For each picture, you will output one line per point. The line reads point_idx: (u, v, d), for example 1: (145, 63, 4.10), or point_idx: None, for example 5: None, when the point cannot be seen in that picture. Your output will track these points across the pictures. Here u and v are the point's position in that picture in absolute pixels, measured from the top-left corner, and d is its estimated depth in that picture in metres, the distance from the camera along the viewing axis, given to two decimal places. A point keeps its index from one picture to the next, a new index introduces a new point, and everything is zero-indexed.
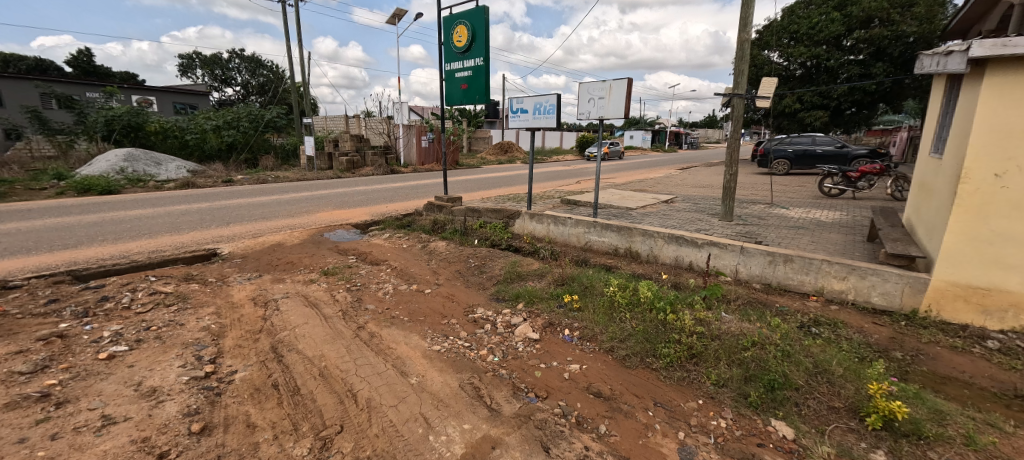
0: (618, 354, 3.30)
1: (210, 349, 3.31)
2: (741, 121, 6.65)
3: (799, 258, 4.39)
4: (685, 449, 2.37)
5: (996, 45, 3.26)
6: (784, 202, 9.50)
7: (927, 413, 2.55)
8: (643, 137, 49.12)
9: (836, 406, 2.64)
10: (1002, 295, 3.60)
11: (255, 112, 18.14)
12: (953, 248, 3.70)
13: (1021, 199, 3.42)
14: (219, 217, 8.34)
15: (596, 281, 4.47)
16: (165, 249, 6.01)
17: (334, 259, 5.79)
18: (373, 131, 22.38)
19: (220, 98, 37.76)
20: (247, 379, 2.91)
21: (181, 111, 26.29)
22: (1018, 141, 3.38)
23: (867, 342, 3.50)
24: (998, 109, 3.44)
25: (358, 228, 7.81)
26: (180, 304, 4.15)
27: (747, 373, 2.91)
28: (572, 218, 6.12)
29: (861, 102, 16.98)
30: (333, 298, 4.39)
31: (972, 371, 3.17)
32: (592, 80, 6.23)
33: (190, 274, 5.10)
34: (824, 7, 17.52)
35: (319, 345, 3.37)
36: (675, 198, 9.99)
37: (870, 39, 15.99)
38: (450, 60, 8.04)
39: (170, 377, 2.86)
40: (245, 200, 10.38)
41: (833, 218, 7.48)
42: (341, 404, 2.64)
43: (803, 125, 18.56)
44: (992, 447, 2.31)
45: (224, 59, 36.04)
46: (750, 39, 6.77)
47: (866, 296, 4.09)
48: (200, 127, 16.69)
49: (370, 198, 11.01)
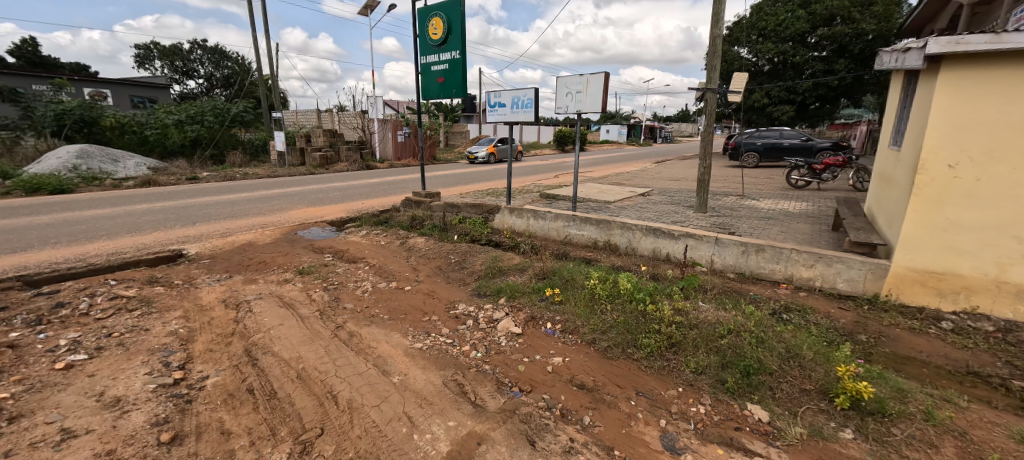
0: (600, 346, 3.35)
1: (179, 355, 3.17)
2: (715, 115, 6.80)
3: (770, 247, 4.56)
4: (667, 436, 2.43)
5: (951, 43, 3.43)
6: (755, 194, 9.82)
7: (890, 391, 2.69)
8: (620, 131, 49.75)
9: (807, 389, 2.75)
10: (956, 279, 3.81)
11: (221, 106, 17.41)
12: (912, 236, 3.91)
13: (974, 188, 3.63)
14: (184, 216, 7.99)
15: (576, 274, 4.51)
16: (126, 251, 5.72)
17: (309, 258, 5.64)
18: (347, 126, 21.88)
19: (181, 91, 36.05)
20: (220, 385, 2.81)
21: (138, 105, 25.01)
22: (970, 133, 3.59)
23: (834, 326, 3.67)
24: (952, 105, 3.63)
25: (333, 226, 7.63)
26: (144, 309, 3.96)
27: (723, 360, 3.00)
28: (552, 211, 6.14)
29: (825, 97, 17.67)
30: (309, 298, 4.28)
31: (929, 351, 3.36)
32: (570, 74, 6.24)
33: (154, 276, 4.87)
34: (790, 4, 18.07)
35: (295, 346, 3.28)
36: (652, 191, 10.18)
37: (832, 36, 16.64)
38: (425, 53, 7.91)
39: (136, 385, 2.73)
40: (213, 198, 9.97)
41: (801, 209, 7.77)
42: (320, 406, 2.59)
43: (771, 119, 19.18)
44: (949, 422, 2.46)
45: (185, 50, 34.37)
46: (722, 34, 6.92)
47: (833, 283, 4.28)
48: (160, 121, 15.95)
49: (345, 194, 10.77)
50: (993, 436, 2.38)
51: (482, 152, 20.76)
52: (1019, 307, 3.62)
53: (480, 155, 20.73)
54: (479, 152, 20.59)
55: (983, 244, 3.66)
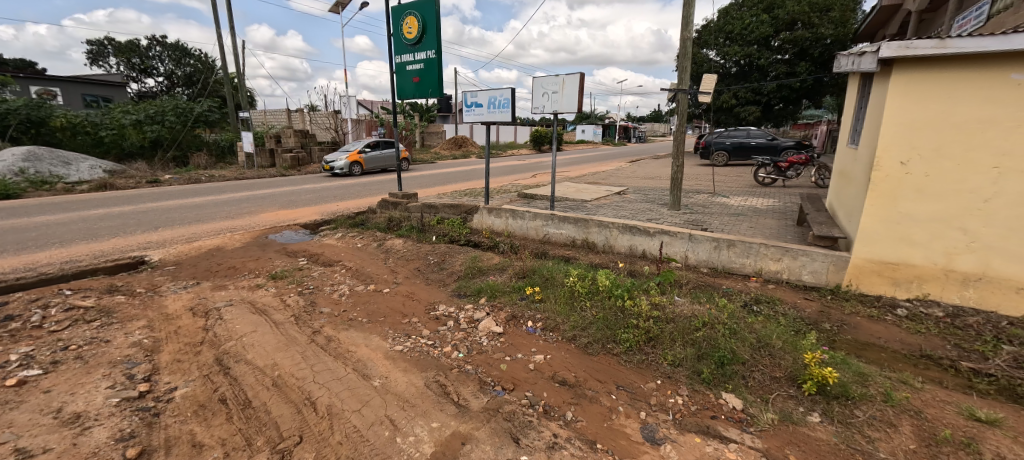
0: (580, 342, 3.42)
1: (144, 367, 3.04)
2: (687, 115, 7.01)
3: (740, 242, 4.74)
4: (647, 427, 2.50)
5: (901, 47, 3.64)
6: (725, 191, 10.15)
7: (852, 376, 2.86)
8: (594, 131, 50.34)
9: (777, 376, 2.88)
10: (909, 269, 4.07)
11: (183, 106, 16.71)
12: (869, 229, 4.15)
13: (923, 183, 3.88)
14: (146, 221, 7.65)
15: (555, 272, 4.57)
16: (82, 260, 5.43)
17: (282, 262, 5.50)
18: (320, 127, 21.41)
19: (138, 90, 34.36)
20: (190, 396, 2.71)
21: (92, 104, 23.69)
22: (919, 132, 3.83)
23: (801, 316, 3.86)
24: (903, 105, 3.86)
25: (307, 229, 7.46)
26: (104, 319, 3.78)
27: (699, 351, 3.11)
28: (530, 211, 6.19)
29: (788, 98, 18.39)
30: (284, 303, 4.18)
31: (887, 337, 3.57)
32: (545, 75, 6.30)
33: (114, 285, 4.65)
34: (755, 9, 18.75)
35: (270, 353, 3.20)
36: (627, 189, 10.38)
37: (794, 40, 17.36)
38: (400, 52, 7.82)
39: (97, 400, 2.61)
40: (177, 202, 9.58)
41: (768, 205, 8.10)
42: (299, 414, 2.54)
43: (739, 119, 19.82)
44: (905, 402, 2.63)
45: (142, 47, 32.75)
46: (692, 36, 7.13)
47: (798, 275, 4.50)
48: (117, 121, 15.20)
49: (319, 196, 10.54)
50: (944, 413, 2.56)
51: (341, 161, 15.06)
52: (966, 293, 3.89)
53: (336, 164, 15.03)
54: (335, 159, 14.95)
55: (932, 235, 3.92)
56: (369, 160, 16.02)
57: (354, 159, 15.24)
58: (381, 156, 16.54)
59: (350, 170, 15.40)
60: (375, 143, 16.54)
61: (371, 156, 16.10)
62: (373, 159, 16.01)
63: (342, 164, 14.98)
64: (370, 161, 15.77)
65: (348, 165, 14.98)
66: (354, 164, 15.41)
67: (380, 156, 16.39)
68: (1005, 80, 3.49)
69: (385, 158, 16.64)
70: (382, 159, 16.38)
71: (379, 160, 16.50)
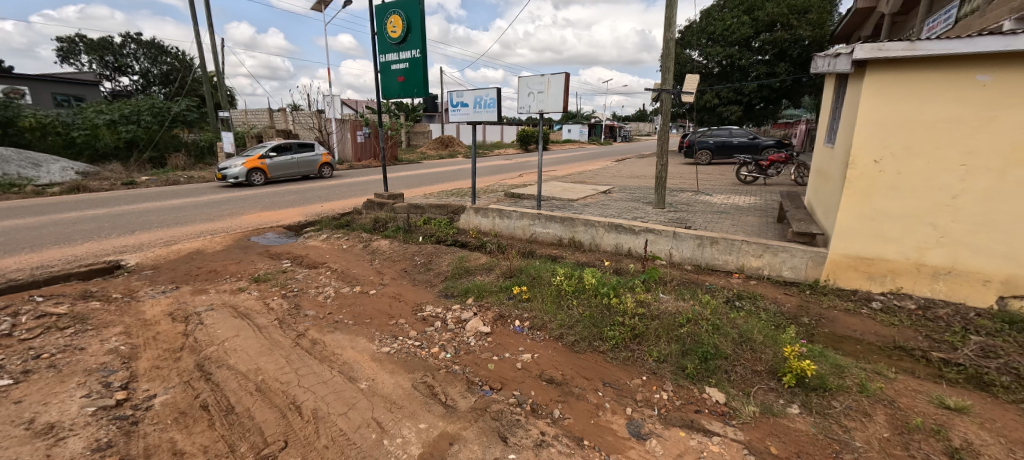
0: (567, 340, 3.45)
1: (120, 374, 2.97)
2: (670, 115, 7.11)
3: (723, 240, 4.84)
4: (633, 423, 2.54)
5: (873, 49, 3.77)
6: (708, 189, 10.33)
7: (829, 367, 2.95)
8: (580, 130, 50.56)
9: (758, 370, 2.95)
10: (882, 264, 4.21)
11: (160, 105, 16.25)
12: (845, 226, 4.29)
13: (896, 181, 4.01)
14: (122, 224, 7.44)
15: (542, 271, 4.60)
16: (54, 265, 5.26)
17: (265, 265, 5.42)
18: (303, 126, 21.09)
19: (112, 89, 33.33)
20: (171, 403, 2.66)
21: (63, 104, 22.93)
22: (892, 131, 3.96)
23: (781, 310, 3.96)
24: (877, 105, 3.98)
25: (291, 230, 7.36)
26: (78, 327, 3.67)
27: (683, 347, 3.17)
28: (517, 211, 6.21)
29: (768, 98, 18.77)
30: (267, 307, 4.11)
31: (863, 329, 3.69)
32: (531, 74, 6.33)
33: (88, 291, 4.52)
34: (736, 10, 19.06)
35: (253, 357, 3.16)
36: (613, 189, 10.47)
37: (774, 41, 17.75)
38: (385, 51, 7.76)
39: (71, 410, 2.54)
40: (155, 204, 9.35)
41: (749, 203, 8.28)
42: (283, 418, 2.51)
43: (721, 118, 20.15)
44: (880, 392, 2.73)
45: (116, 45, 31.79)
46: (675, 37, 7.22)
47: (779, 270, 4.62)
48: (90, 122, 14.76)
49: (303, 197, 10.40)
50: (915, 402, 2.67)
51: (236, 167, 12.22)
52: (936, 286, 4.04)
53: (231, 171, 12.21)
54: (230, 166, 12.16)
55: (905, 231, 4.05)
56: (277, 166, 13.22)
57: (254, 165, 12.45)
58: (294, 161, 13.75)
59: (250, 179, 12.59)
60: (289, 146, 13.73)
61: (279, 161, 13.29)
62: (282, 165, 13.22)
63: (237, 171, 12.12)
64: (277, 167, 12.96)
65: (245, 173, 12.17)
66: (255, 171, 12.60)
67: (292, 161, 13.58)
68: (972, 81, 3.63)
69: (301, 164, 13.80)
70: (295, 165, 13.56)
71: (292, 167, 13.65)
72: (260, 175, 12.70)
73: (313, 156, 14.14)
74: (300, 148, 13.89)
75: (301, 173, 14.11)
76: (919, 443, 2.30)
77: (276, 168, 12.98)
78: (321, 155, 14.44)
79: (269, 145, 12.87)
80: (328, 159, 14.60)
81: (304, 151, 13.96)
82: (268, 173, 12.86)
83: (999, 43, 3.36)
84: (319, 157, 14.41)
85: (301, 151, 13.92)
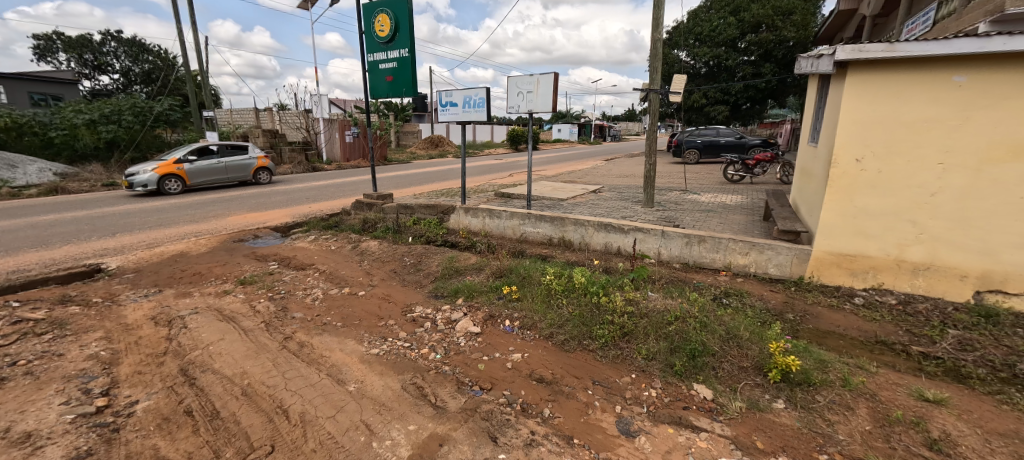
0: (557, 339, 3.47)
1: (101, 380, 2.91)
2: (658, 114, 7.16)
3: (710, 238, 4.90)
4: (622, 421, 2.56)
5: (854, 50, 3.85)
6: (696, 188, 10.45)
7: (813, 363, 3.00)
8: (570, 130, 50.74)
9: (745, 366, 2.99)
10: (864, 260, 4.30)
11: (141, 104, 15.79)
12: (828, 224, 4.37)
13: (877, 179, 4.10)
14: (102, 227, 7.27)
15: (532, 271, 4.61)
16: (31, 269, 5.13)
17: (252, 267, 5.35)
18: (290, 126, 20.83)
19: (91, 88, 32.54)
20: (153, 409, 2.60)
21: (40, 103, 22.33)
22: (872, 131, 4.05)
23: (767, 307, 4.03)
24: (858, 105, 4.07)
25: (278, 232, 7.27)
26: (57, 332, 3.59)
27: (671, 345, 3.20)
28: (507, 210, 6.21)
29: (754, 98, 19.06)
30: (253, 310, 4.05)
31: (846, 325, 3.77)
32: (520, 74, 6.34)
33: (67, 295, 4.42)
34: (722, 11, 19.35)
35: (239, 361, 3.12)
36: (603, 188, 10.53)
37: (759, 42, 18.02)
38: (372, 51, 7.70)
39: (49, 418, 2.48)
40: (137, 206, 9.15)
41: (737, 202, 8.39)
42: (270, 422, 2.48)
43: (709, 118, 20.38)
44: (862, 386, 2.78)
45: (95, 42, 31.06)
46: (662, 38, 7.29)
47: (765, 268, 4.69)
48: (68, 121, 14.39)
49: (290, 198, 10.27)
50: (896, 395, 2.73)
51: (146, 173, 10.40)
52: (916, 282, 4.14)
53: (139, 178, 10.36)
54: (139, 172, 10.33)
55: (885, 228, 4.15)
56: (199, 172, 11.39)
57: (167, 171, 10.61)
58: (223, 166, 11.94)
59: (164, 187, 10.73)
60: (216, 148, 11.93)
61: (203, 166, 11.46)
62: (205, 171, 11.38)
63: (146, 178, 10.29)
64: (199, 173, 11.12)
65: (156, 180, 10.33)
66: (170, 178, 10.72)
67: (219, 165, 11.76)
68: (949, 81, 3.72)
69: (232, 168, 11.99)
70: (223, 170, 11.76)
71: (220, 172, 11.81)
72: (176, 182, 10.82)
73: (247, 160, 12.36)
74: (231, 151, 12.11)
75: (233, 180, 12.28)
76: (899, 435, 2.36)
77: (197, 173, 11.13)
78: (257, 158, 12.69)
79: (189, 147, 11.08)
80: (266, 162, 12.85)
81: (236, 154, 12.18)
82: (187, 179, 11.01)
83: (974, 45, 3.45)
84: (254, 160, 12.64)
85: (232, 153, 12.12)
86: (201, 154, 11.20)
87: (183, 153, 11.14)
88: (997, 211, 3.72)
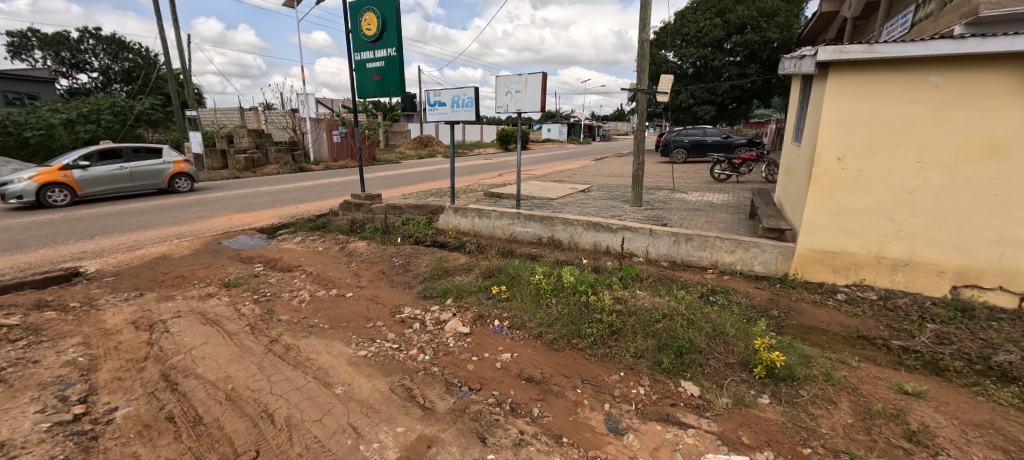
0: (546, 339, 3.47)
1: (79, 387, 2.83)
2: (645, 114, 7.22)
3: (697, 236, 4.95)
4: (611, 419, 2.58)
5: (835, 51, 3.92)
6: (684, 187, 10.56)
7: (797, 358, 3.05)
8: (560, 130, 50.91)
9: (731, 362, 3.03)
10: (846, 257, 4.39)
11: (121, 103, 15.47)
12: (811, 222, 4.45)
13: (857, 178, 4.19)
14: (81, 229, 7.08)
15: (521, 270, 4.62)
16: (6, 273, 4.97)
17: (236, 269, 5.26)
18: (276, 126, 20.54)
19: (69, 87, 31.68)
20: (133, 416, 2.54)
21: (15, 102, 21.66)
22: (853, 130, 4.13)
23: (752, 304, 4.09)
24: (839, 105, 4.14)
25: (263, 233, 7.16)
26: (32, 338, 3.48)
27: (659, 342, 3.23)
28: (496, 210, 6.20)
29: (740, 98, 19.33)
30: (238, 313, 3.98)
31: (829, 320, 3.84)
32: (508, 74, 6.34)
33: (43, 300, 4.29)
34: (708, 12, 19.60)
35: (222, 365, 3.06)
36: (592, 187, 10.58)
37: (744, 43, 18.29)
38: (360, 50, 7.63)
39: (24, 427, 2.40)
40: (117, 207, 8.94)
41: (723, 200, 8.50)
42: (255, 427, 2.44)
43: (696, 118, 20.60)
44: (844, 380, 2.84)
45: (73, 40, 30.23)
46: (649, 38, 7.35)
47: (750, 265, 4.76)
48: (44, 121, 13.98)
49: (276, 199, 10.12)
50: (877, 388, 2.79)
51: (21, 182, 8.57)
52: (895, 278, 4.24)
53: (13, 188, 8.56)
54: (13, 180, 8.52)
55: (866, 226, 4.24)
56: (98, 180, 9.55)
57: (49, 179, 8.77)
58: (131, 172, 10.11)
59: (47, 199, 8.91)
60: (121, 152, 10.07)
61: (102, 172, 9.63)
62: (104, 178, 9.56)
63: (19, 188, 8.46)
64: (94, 182, 9.30)
65: (31, 190, 8.51)
66: (54, 188, 8.88)
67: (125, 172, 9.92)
68: (925, 82, 3.81)
69: (142, 175, 10.18)
70: (130, 177, 9.94)
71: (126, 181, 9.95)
72: (63, 193, 9.00)
73: (162, 165, 10.52)
74: (138, 155, 10.23)
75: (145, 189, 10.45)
76: (880, 428, 2.41)
77: (91, 182, 9.32)
78: (174, 163, 10.88)
79: (81, 150, 9.26)
80: (186, 167, 11.05)
81: (148, 159, 10.34)
82: (79, 189, 9.19)
83: (950, 47, 3.53)
84: (171, 165, 10.82)
85: (143, 158, 10.30)
86: (97, 159, 9.37)
87: (76, 157, 9.32)
88: (972, 209, 3.83)
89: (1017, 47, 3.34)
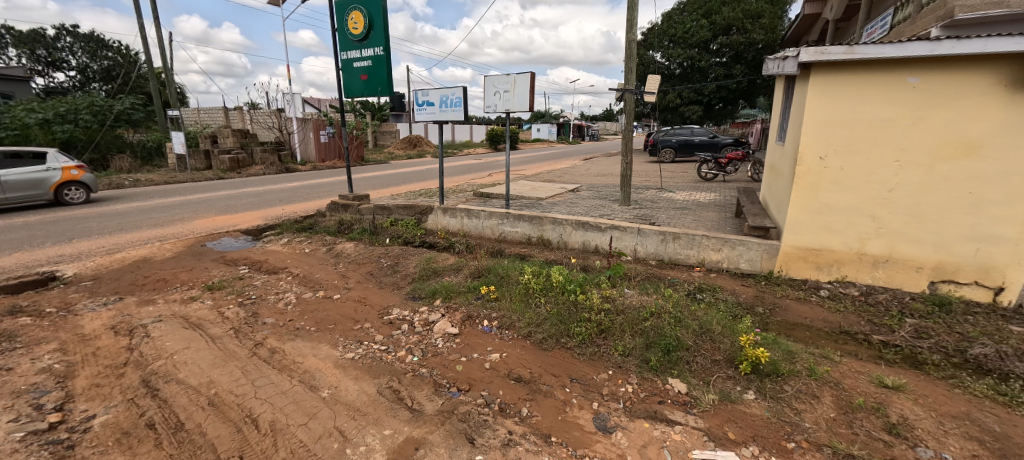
0: (535, 338, 3.48)
1: (55, 395, 2.75)
2: (633, 114, 7.27)
3: (684, 235, 5.01)
4: (599, 417, 2.59)
5: (816, 52, 4.00)
6: (672, 186, 10.68)
7: (782, 354, 3.10)
8: (549, 130, 51.06)
9: (717, 359, 3.07)
10: (829, 254, 4.47)
11: (100, 103, 15.11)
12: (794, 220, 4.53)
13: (838, 177, 4.28)
14: (57, 232, 6.88)
15: (510, 270, 4.62)
16: None
17: (220, 272, 5.17)
18: (261, 126, 20.23)
19: (45, 86, 30.76)
20: (112, 424, 2.48)
21: None
22: (835, 129, 4.21)
23: (738, 301, 4.15)
24: (821, 105, 4.22)
25: (249, 235, 7.05)
26: (5, 345, 3.37)
27: (647, 340, 3.25)
28: (485, 210, 6.20)
29: (726, 98, 19.60)
30: (221, 316, 3.91)
31: (812, 317, 3.91)
32: (496, 74, 6.33)
33: (17, 306, 4.16)
34: (695, 13, 19.84)
35: (205, 370, 3.01)
36: (581, 187, 10.64)
37: (730, 44, 18.56)
38: (346, 49, 7.55)
39: None
40: (96, 209, 8.71)
41: (710, 199, 8.61)
42: (238, 433, 2.40)
43: (683, 118, 20.83)
44: (827, 375, 2.89)
45: (49, 37, 29.36)
46: (636, 38, 7.40)
47: (736, 263, 4.83)
48: (19, 121, 13.56)
49: (262, 200, 9.97)
50: (858, 383, 2.84)
51: None
52: (876, 274, 4.34)
53: None
54: None
55: (848, 223, 4.33)
56: None
57: None
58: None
59: None
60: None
61: None
62: None
63: None
64: None
65: None
66: None
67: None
68: (903, 83, 3.90)
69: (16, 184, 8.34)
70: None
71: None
72: None
73: (44, 172, 8.69)
74: (13, 161, 8.45)
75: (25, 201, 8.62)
76: (861, 421, 2.47)
77: None
78: (62, 169, 9.00)
79: None
80: (77, 174, 9.14)
81: (24, 166, 8.52)
82: None
83: (926, 48, 3.62)
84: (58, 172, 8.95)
85: (18, 164, 8.49)
86: None
87: None
88: (949, 206, 3.93)
89: (990, 48, 3.43)
